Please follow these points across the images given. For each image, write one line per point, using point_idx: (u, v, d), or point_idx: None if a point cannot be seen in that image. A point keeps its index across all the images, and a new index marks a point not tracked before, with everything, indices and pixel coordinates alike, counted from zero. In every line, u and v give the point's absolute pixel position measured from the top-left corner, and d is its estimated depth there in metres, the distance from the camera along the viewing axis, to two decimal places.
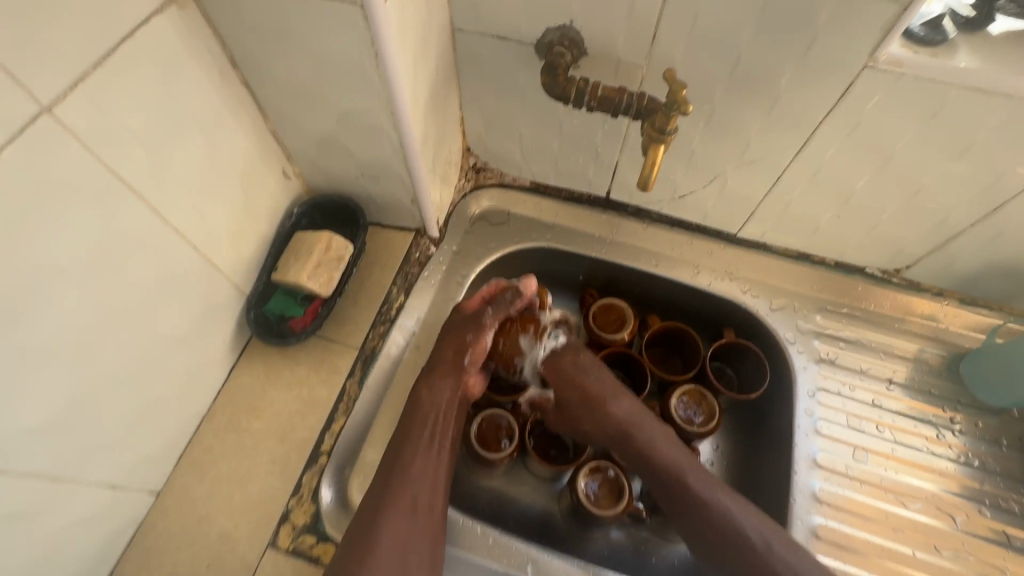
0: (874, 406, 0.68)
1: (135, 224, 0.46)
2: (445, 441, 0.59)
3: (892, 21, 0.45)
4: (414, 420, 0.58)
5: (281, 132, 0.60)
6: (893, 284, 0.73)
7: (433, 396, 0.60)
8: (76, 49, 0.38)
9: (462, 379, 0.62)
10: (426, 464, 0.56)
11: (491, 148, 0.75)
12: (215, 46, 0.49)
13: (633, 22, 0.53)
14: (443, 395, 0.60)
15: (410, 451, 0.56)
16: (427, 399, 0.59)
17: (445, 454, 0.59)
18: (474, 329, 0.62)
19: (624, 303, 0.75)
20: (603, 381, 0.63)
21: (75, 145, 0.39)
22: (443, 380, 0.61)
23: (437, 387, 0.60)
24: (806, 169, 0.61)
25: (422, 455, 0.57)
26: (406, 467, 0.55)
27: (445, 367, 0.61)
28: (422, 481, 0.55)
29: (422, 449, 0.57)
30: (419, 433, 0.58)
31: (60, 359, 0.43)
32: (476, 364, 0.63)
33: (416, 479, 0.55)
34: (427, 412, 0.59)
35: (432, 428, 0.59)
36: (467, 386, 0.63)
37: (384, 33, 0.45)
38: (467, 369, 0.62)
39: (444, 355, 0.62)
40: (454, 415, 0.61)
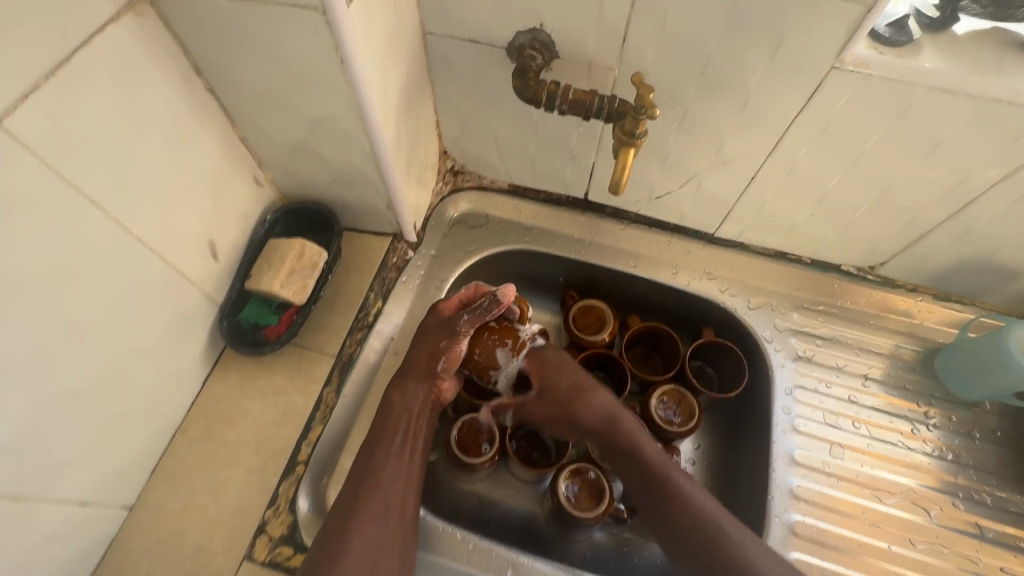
0: (851, 403, 0.69)
1: (97, 236, 0.45)
2: (417, 444, 0.59)
3: (856, 23, 0.46)
4: (387, 425, 0.58)
5: (250, 138, 0.59)
6: (869, 281, 0.73)
7: (405, 400, 0.59)
8: (27, 59, 0.37)
9: (436, 384, 0.61)
10: (398, 468, 0.56)
11: (467, 150, 0.75)
12: (177, 53, 0.48)
13: (603, 25, 0.53)
14: (416, 399, 0.60)
15: (382, 456, 0.56)
16: (400, 404, 0.59)
17: (417, 456, 0.59)
18: (449, 334, 0.60)
19: (605, 306, 0.75)
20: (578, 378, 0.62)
21: (30, 157, 0.38)
22: (417, 382, 0.60)
23: (410, 390, 0.60)
24: (779, 169, 0.61)
25: (395, 459, 0.56)
26: (378, 471, 0.55)
27: (417, 371, 0.60)
28: (394, 484, 0.55)
29: (393, 453, 0.57)
30: (391, 438, 0.57)
31: (21, 377, 0.42)
32: (450, 370, 0.61)
33: (388, 482, 0.55)
34: (399, 416, 0.59)
35: (405, 431, 0.58)
36: (442, 388, 0.62)
37: (347, 38, 0.44)
38: (439, 375, 0.61)
39: (416, 359, 0.60)
40: (426, 419, 0.61)
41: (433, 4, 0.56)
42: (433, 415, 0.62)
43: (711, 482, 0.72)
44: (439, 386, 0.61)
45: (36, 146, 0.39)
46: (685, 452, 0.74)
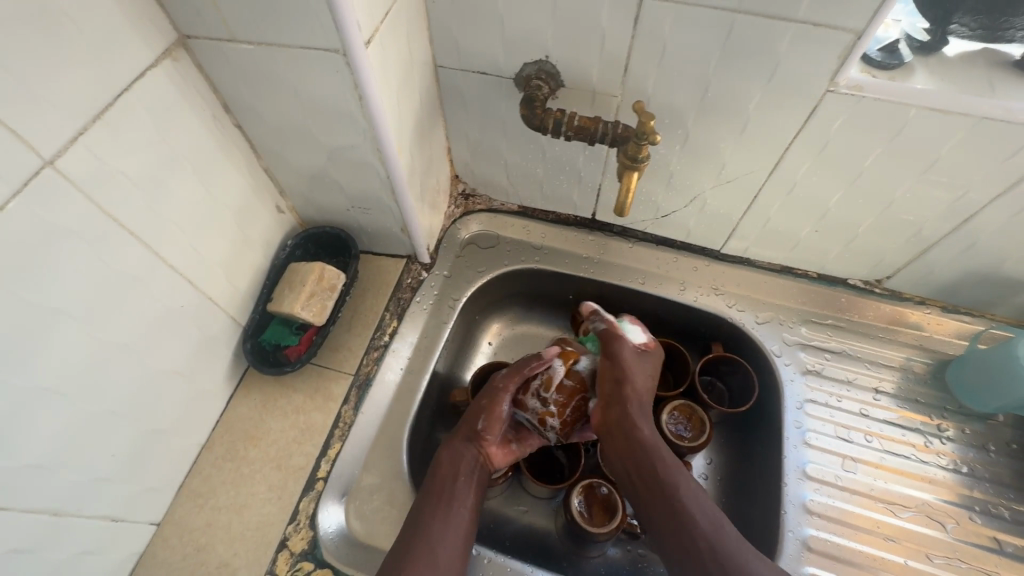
0: (862, 416, 0.69)
1: (134, 264, 0.48)
2: (467, 502, 0.56)
3: (848, 48, 0.48)
4: (436, 482, 0.57)
5: (273, 169, 0.62)
6: (875, 294, 0.74)
7: (454, 459, 0.59)
8: (76, 105, 0.40)
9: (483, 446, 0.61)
10: (446, 525, 0.53)
11: (477, 175, 0.78)
12: (208, 92, 0.52)
13: (605, 56, 0.55)
14: (466, 458, 0.59)
15: (431, 514, 0.54)
16: (447, 463, 0.58)
17: (468, 516, 0.55)
18: (489, 394, 0.64)
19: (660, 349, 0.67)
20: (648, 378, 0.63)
21: (77, 194, 0.42)
22: (461, 443, 0.60)
23: (458, 452, 0.59)
24: (781, 186, 0.63)
25: (444, 517, 0.54)
26: (430, 525, 0.53)
27: (460, 434, 0.61)
28: (444, 544, 0.52)
29: (442, 508, 0.54)
30: (439, 495, 0.55)
31: (59, 399, 0.44)
32: (494, 433, 0.61)
33: (438, 537, 0.52)
34: (448, 473, 0.57)
35: (453, 487, 0.56)
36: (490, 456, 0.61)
37: (365, 76, 0.47)
38: (486, 435, 0.61)
39: (466, 423, 0.62)
40: (476, 482, 0.58)
41: (443, 39, 0.59)
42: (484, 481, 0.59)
43: (724, 497, 0.72)
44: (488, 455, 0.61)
45: (81, 182, 0.42)
46: (697, 467, 0.74)
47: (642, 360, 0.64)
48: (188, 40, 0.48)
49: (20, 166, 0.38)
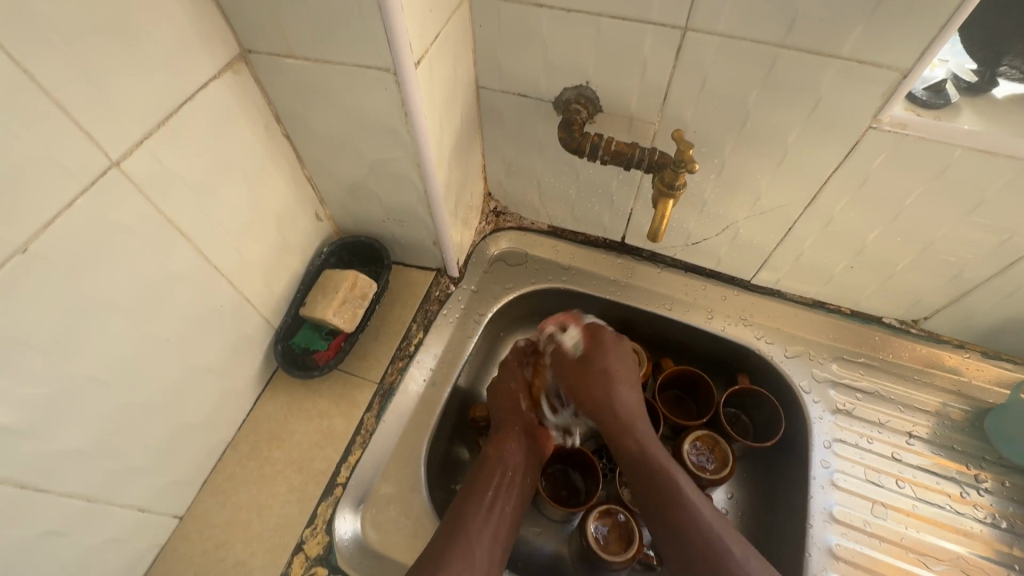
0: (894, 460, 0.66)
1: (182, 263, 0.50)
2: (511, 493, 0.60)
3: (893, 86, 0.47)
4: (481, 471, 0.61)
5: (316, 178, 0.65)
6: (911, 334, 0.72)
7: (504, 447, 0.63)
8: (145, 111, 0.43)
9: (531, 428, 0.66)
10: (489, 518, 0.56)
11: (510, 193, 0.80)
12: (263, 104, 0.55)
13: (646, 84, 0.56)
14: (514, 446, 0.63)
15: (475, 504, 0.56)
16: (495, 453, 0.62)
17: (505, 507, 0.58)
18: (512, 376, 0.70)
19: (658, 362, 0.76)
20: (629, 400, 0.63)
21: (137, 193, 0.44)
22: (516, 427, 0.65)
23: (505, 445, 0.63)
24: (818, 220, 0.62)
25: (487, 507, 0.56)
26: (474, 515, 0.55)
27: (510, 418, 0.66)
28: (484, 546, 0.53)
29: (485, 503, 0.57)
30: (484, 486, 0.59)
31: (103, 387, 0.46)
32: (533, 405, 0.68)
33: (484, 536, 0.54)
34: (494, 463, 0.61)
35: (500, 478, 0.60)
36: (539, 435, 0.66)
37: (412, 94, 0.49)
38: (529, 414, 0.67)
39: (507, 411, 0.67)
40: (527, 471, 0.63)
41: (487, 61, 0.61)
42: (534, 468, 0.64)
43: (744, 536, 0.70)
44: (533, 428, 0.66)
45: (142, 182, 0.44)
46: (717, 501, 0.72)
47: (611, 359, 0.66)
48: (248, 54, 0.51)
49: (90, 165, 0.40)
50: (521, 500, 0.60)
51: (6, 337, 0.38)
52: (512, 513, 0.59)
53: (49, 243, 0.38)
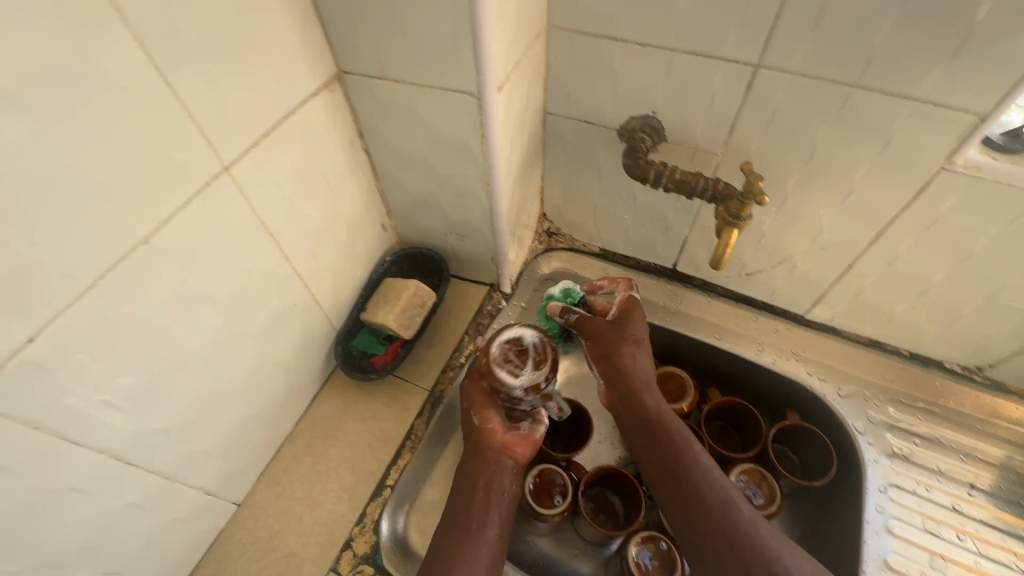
0: (954, 511, 0.64)
1: (267, 262, 0.54)
2: (487, 516, 0.55)
3: (969, 130, 0.48)
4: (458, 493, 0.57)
5: (386, 191, 0.68)
6: (975, 381, 0.70)
7: (470, 469, 0.58)
8: (255, 122, 0.47)
9: (493, 435, 0.59)
10: (467, 547, 0.53)
11: (564, 215, 0.82)
12: (349, 120, 0.59)
13: (713, 117, 0.58)
14: (485, 461, 0.58)
15: (450, 533, 0.54)
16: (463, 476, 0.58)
17: (493, 528, 0.55)
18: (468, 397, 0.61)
19: (638, 300, 0.68)
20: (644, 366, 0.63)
21: (239, 196, 0.48)
22: (483, 438, 0.59)
23: (477, 461, 0.58)
24: (880, 258, 0.62)
25: (465, 533, 0.54)
26: (453, 542, 0.53)
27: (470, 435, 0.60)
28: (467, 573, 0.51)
29: (460, 529, 0.54)
30: (458, 513, 0.56)
31: (191, 372, 0.49)
32: (489, 418, 0.59)
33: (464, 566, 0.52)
34: (465, 486, 0.57)
35: (471, 502, 0.56)
36: (512, 446, 0.59)
37: (492, 117, 0.52)
38: (490, 427, 0.59)
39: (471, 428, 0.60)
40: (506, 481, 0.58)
41: (557, 89, 0.64)
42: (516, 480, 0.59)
43: None
44: (503, 442, 0.59)
45: (245, 186, 0.48)
46: None
47: (630, 327, 0.65)
48: (343, 75, 0.55)
49: (207, 169, 0.44)
50: (505, 516, 0.56)
51: (124, 320, 0.41)
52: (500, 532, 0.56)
53: (167, 236, 0.42)
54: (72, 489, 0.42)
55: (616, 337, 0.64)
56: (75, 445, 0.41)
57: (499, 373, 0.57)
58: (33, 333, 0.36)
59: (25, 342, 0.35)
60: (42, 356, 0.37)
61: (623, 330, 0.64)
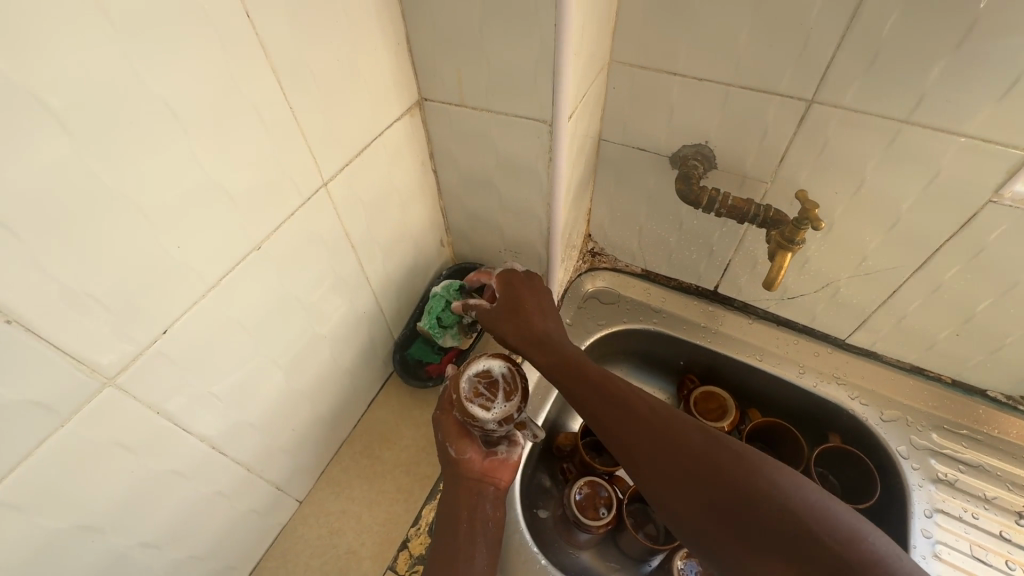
0: (1001, 539, 0.64)
1: (345, 270, 0.57)
2: (475, 547, 0.55)
3: (1018, 165, 0.50)
4: (444, 528, 0.56)
5: (447, 208, 0.73)
6: (1019, 411, 0.71)
7: (450, 503, 0.58)
8: (351, 142, 0.51)
9: (473, 465, 0.58)
10: None
11: (609, 236, 0.85)
12: (422, 142, 0.63)
13: (765, 147, 0.61)
14: (466, 491, 0.57)
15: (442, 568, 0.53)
16: (444, 513, 0.57)
17: (482, 558, 0.54)
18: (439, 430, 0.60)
19: (526, 272, 0.66)
20: (547, 318, 0.62)
21: (332, 209, 0.52)
22: (461, 472, 0.58)
23: (456, 495, 0.58)
24: (925, 286, 0.64)
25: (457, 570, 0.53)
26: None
27: (447, 469, 0.59)
28: None
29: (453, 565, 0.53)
30: (445, 552, 0.54)
31: (278, 370, 0.53)
32: (466, 450, 0.58)
33: None
34: (448, 523, 0.57)
35: (456, 539, 0.55)
36: (494, 473, 0.58)
37: (560, 143, 0.56)
38: (467, 458, 0.58)
39: (447, 462, 0.59)
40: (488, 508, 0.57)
41: (614, 119, 0.68)
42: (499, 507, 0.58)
43: None
44: (483, 469, 0.58)
45: (337, 201, 0.52)
46: None
47: (533, 295, 0.64)
48: (423, 101, 0.60)
49: (310, 184, 0.48)
50: (493, 545, 0.56)
51: (235, 318, 0.45)
52: (490, 560, 0.55)
53: (274, 243, 0.46)
54: (176, 474, 0.45)
55: (516, 309, 0.63)
56: (185, 432, 0.44)
57: (470, 407, 0.58)
58: (167, 326, 0.40)
59: (161, 334, 0.39)
60: (171, 347, 0.40)
61: (522, 301, 0.63)
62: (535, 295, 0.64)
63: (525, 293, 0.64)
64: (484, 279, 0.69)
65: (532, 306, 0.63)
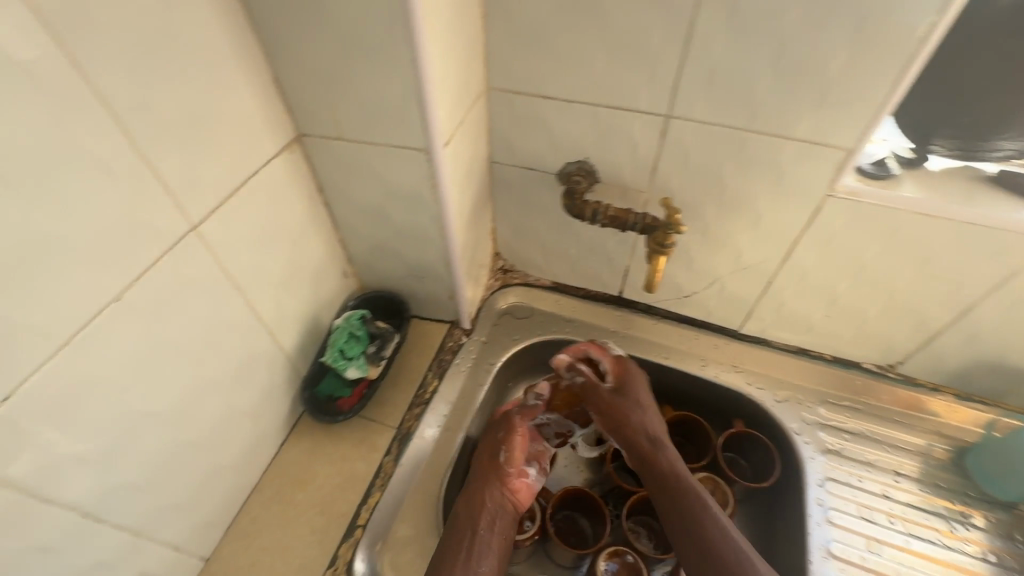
0: (884, 497, 0.70)
1: (232, 312, 0.56)
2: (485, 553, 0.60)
3: (842, 163, 0.57)
4: (452, 532, 0.61)
5: (346, 240, 0.72)
6: (889, 377, 0.78)
7: (473, 506, 0.63)
8: (221, 182, 0.51)
9: (507, 480, 0.65)
10: None
11: (516, 253, 0.88)
12: (308, 177, 0.63)
13: (637, 159, 0.66)
14: (488, 500, 0.63)
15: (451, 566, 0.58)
16: (463, 515, 0.62)
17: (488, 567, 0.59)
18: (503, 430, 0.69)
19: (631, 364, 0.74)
20: (639, 400, 0.70)
21: (207, 252, 0.51)
22: (492, 482, 0.64)
23: (478, 497, 0.63)
24: (793, 274, 0.71)
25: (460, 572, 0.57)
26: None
27: (485, 474, 0.65)
28: None
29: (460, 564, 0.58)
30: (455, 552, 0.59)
31: (161, 423, 0.50)
32: (511, 460, 0.66)
33: None
34: (462, 525, 0.61)
35: (471, 540, 0.60)
36: (514, 491, 0.65)
37: (441, 170, 0.58)
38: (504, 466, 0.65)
39: (486, 466, 0.66)
40: (506, 524, 0.63)
41: (500, 142, 0.71)
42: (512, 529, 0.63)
43: None
44: (515, 484, 0.65)
45: (211, 243, 0.51)
46: None
47: (639, 388, 0.72)
48: (302, 136, 0.60)
49: (175, 229, 0.47)
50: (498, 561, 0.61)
51: (95, 375, 0.43)
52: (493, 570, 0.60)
53: (137, 292, 0.45)
54: (39, 550, 0.42)
55: (628, 384, 0.72)
56: (44, 502, 0.42)
57: None
58: (8, 394, 0.37)
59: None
60: (15, 415, 0.38)
61: (631, 391, 0.71)
62: (636, 379, 0.73)
63: (634, 381, 0.72)
64: (585, 351, 0.75)
65: (636, 390, 0.71)
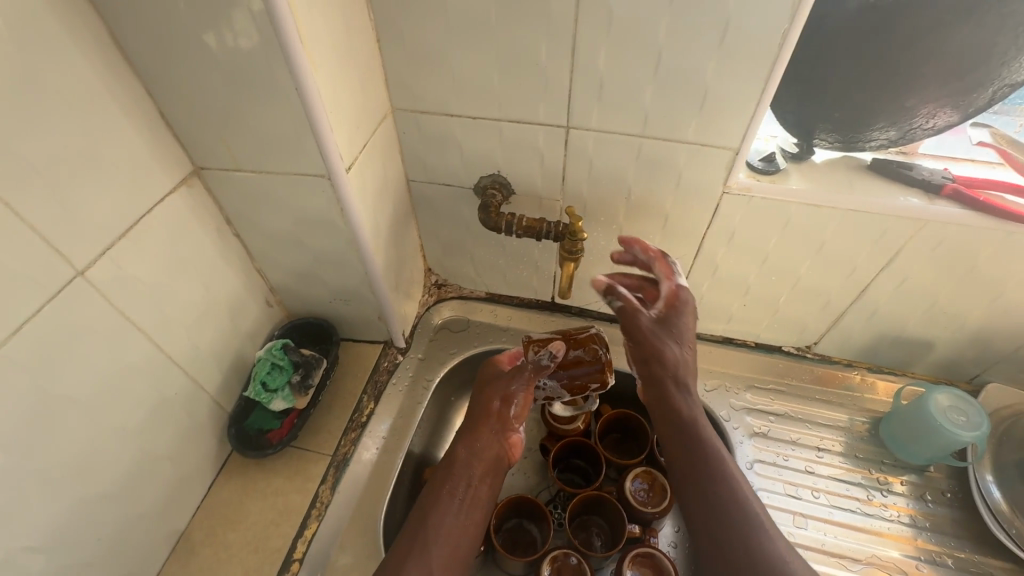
0: (808, 473, 0.74)
1: (137, 356, 0.54)
2: (478, 496, 0.62)
3: (731, 161, 0.60)
4: (445, 474, 0.62)
5: (265, 270, 0.71)
6: (808, 358, 0.82)
7: (471, 450, 0.63)
8: (109, 225, 0.49)
9: (507, 433, 0.65)
10: (453, 525, 0.58)
11: (448, 267, 0.88)
12: (214, 210, 0.62)
13: (546, 170, 0.68)
14: (488, 448, 0.64)
15: (441, 504, 0.59)
16: (462, 457, 0.63)
17: (477, 513, 0.61)
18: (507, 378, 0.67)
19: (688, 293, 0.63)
20: (676, 335, 0.61)
21: (99, 298, 0.49)
22: (492, 431, 0.64)
23: (477, 444, 0.64)
24: (706, 269, 0.74)
25: (450, 516, 0.59)
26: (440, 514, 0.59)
27: (486, 419, 0.65)
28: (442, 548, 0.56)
29: (450, 503, 0.60)
30: (450, 491, 0.61)
31: (61, 478, 0.49)
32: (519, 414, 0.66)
33: (440, 540, 0.57)
34: (457, 468, 0.62)
35: (464, 486, 0.61)
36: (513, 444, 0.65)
37: (346, 194, 0.58)
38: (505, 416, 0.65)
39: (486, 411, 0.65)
40: (497, 478, 0.64)
41: (414, 161, 0.72)
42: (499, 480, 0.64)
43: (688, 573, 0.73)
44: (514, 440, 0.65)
45: (103, 287, 0.50)
46: (666, 536, 0.76)
47: (678, 320, 0.62)
48: (201, 169, 0.59)
49: (58, 277, 0.46)
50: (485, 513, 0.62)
51: None
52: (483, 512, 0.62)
53: (16, 347, 0.43)
54: None
55: (666, 318, 0.62)
56: None
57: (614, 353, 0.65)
58: None
59: None
60: None
61: (672, 321, 0.61)
62: (683, 316, 0.62)
63: (681, 316, 0.62)
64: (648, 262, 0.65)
65: (674, 324, 0.61)
